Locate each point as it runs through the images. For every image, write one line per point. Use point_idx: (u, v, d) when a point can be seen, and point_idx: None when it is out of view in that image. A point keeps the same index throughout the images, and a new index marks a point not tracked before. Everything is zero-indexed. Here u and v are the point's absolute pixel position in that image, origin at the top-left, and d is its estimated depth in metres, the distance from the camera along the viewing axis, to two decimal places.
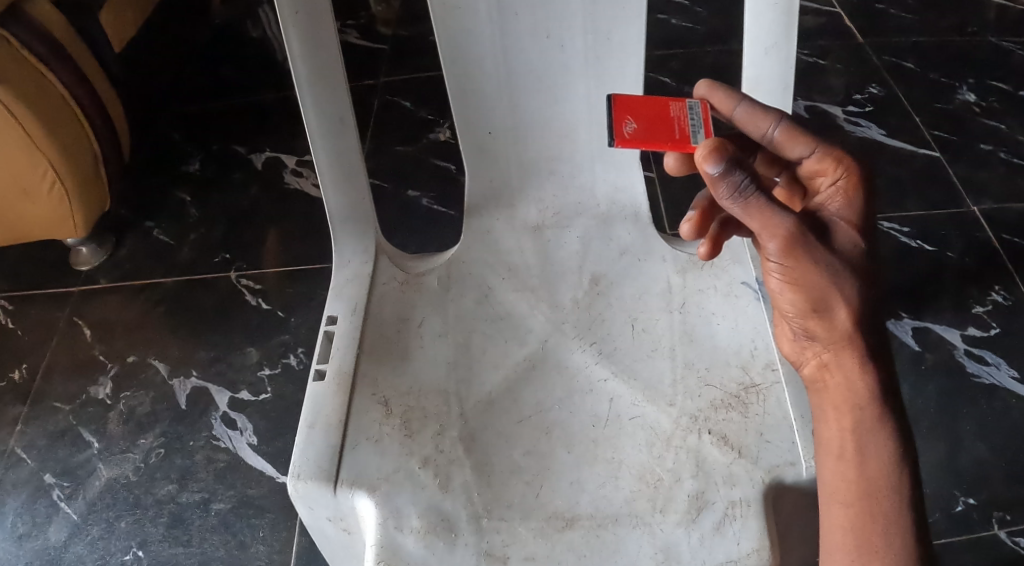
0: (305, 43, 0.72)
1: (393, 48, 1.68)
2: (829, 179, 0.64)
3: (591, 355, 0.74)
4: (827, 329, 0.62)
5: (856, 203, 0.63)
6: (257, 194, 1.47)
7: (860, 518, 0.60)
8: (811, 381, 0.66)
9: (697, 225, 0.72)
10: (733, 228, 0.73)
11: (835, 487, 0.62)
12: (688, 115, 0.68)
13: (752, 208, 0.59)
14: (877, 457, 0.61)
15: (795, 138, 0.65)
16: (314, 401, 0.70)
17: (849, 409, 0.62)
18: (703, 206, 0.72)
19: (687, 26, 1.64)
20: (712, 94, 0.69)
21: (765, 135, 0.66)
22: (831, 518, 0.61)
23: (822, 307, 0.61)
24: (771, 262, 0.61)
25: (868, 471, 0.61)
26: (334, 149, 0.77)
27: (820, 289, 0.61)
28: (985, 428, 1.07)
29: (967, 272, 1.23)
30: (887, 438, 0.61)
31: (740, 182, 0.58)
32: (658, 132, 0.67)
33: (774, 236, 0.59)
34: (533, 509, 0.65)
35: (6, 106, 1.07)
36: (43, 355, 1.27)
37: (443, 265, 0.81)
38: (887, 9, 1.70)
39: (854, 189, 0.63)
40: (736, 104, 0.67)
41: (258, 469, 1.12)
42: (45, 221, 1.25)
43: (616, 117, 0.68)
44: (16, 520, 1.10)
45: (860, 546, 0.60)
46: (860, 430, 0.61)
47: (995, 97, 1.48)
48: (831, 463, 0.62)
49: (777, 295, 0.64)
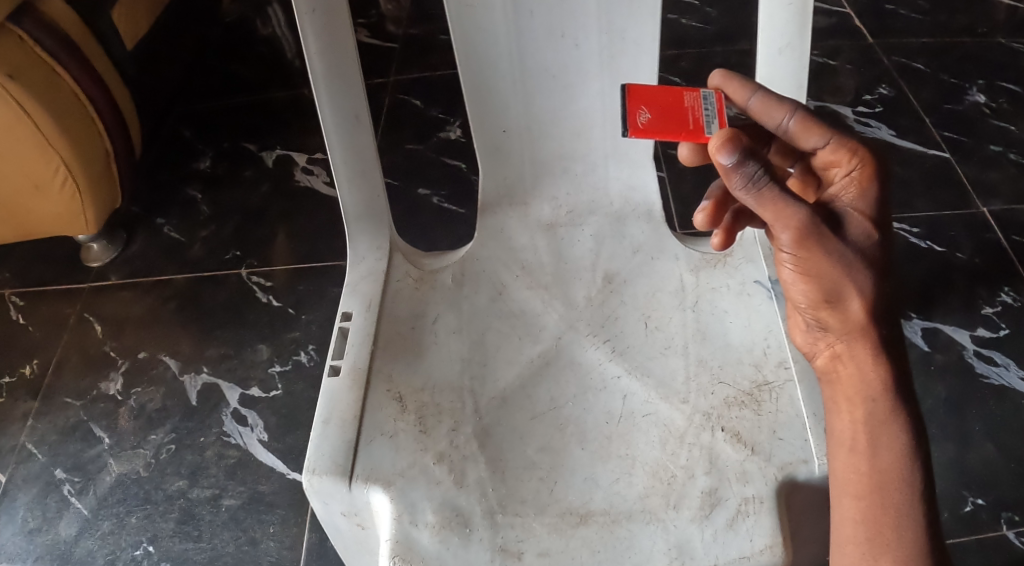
0: (321, 40, 0.72)
1: (403, 47, 1.69)
2: (843, 170, 0.63)
3: (604, 352, 0.74)
4: (839, 319, 0.63)
5: (870, 193, 0.62)
6: (267, 192, 1.48)
7: (871, 511, 0.60)
8: (823, 372, 0.66)
9: (712, 214, 0.72)
10: (746, 219, 0.73)
11: (846, 480, 0.62)
12: (702, 104, 0.69)
13: (765, 199, 0.59)
14: (889, 449, 0.61)
15: (810, 128, 0.64)
16: (329, 396, 0.71)
17: (862, 401, 0.62)
18: (717, 196, 0.72)
19: (697, 26, 1.64)
20: (726, 84, 0.69)
21: (780, 126, 0.66)
22: (843, 510, 0.62)
23: (835, 298, 0.62)
24: (784, 253, 0.62)
25: (879, 464, 0.61)
26: (349, 145, 0.78)
27: (832, 279, 0.61)
28: (994, 429, 1.07)
29: (977, 273, 1.23)
30: (900, 430, 0.61)
31: (754, 173, 0.58)
32: (671, 120, 0.68)
33: (787, 227, 0.60)
34: (547, 505, 0.65)
35: (18, 102, 1.08)
36: (54, 351, 1.28)
37: (456, 263, 0.81)
38: (897, 9, 1.69)
39: (868, 180, 0.62)
40: (750, 94, 0.67)
41: (269, 465, 1.13)
42: (56, 218, 1.26)
43: (630, 107, 0.68)
44: (27, 515, 1.11)
45: (871, 539, 0.60)
46: (872, 422, 0.62)
47: (1005, 98, 1.48)
48: (843, 454, 0.63)
49: (789, 285, 0.65)
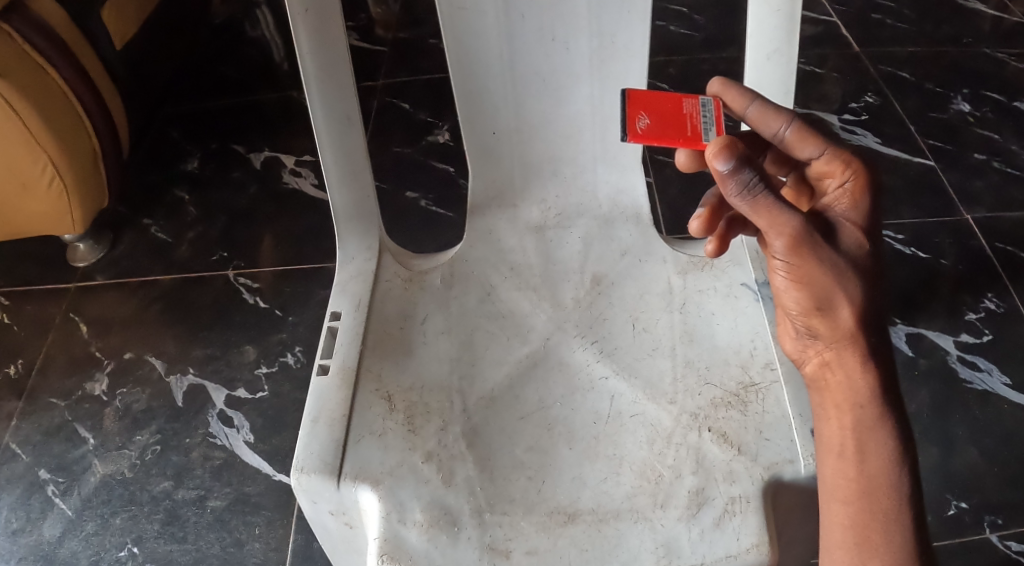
0: (314, 41, 0.73)
1: (394, 50, 1.69)
2: (836, 181, 0.65)
3: (592, 353, 0.74)
4: (829, 328, 0.63)
5: (862, 204, 0.63)
6: (255, 193, 1.47)
7: (859, 516, 0.61)
8: (812, 379, 0.66)
9: (706, 222, 0.72)
10: (740, 227, 0.74)
11: (835, 485, 0.63)
12: (700, 111, 0.70)
13: (759, 206, 0.60)
14: (877, 455, 0.62)
15: (804, 139, 0.66)
16: (318, 394, 0.71)
17: (851, 408, 0.63)
18: (712, 203, 0.72)
19: (686, 33, 1.66)
20: (724, 92, 0.70)
21: (777, 134, 0.67)
22: (832, 516, 0.62)
23: (826, 306, 0.62)
24: (777, 260, 0.62)
25: (868, 469, 0.62)
26: (340, 146, 0.78)
27: (824, 288, 0.61)
28: (978, 433, 1.08)
29: (960, 279, 1.24)
30: (888, 437, 0.62)
31: (749, 180, 0.59)
32: (670, 126, 0.69)
33: (781, 234, 0.60)
34: (535, 504, 0.66)
35: (5, 97, 1.07)
36: (39, 350, 1.27)
37: (445, 264, 0.81)
38: (884, 19, 1.72)
39: (861, 191, 0.63)
40: (748, 103, 0.68)
41: (255, 466, 1.13)
42: (43, 217, 1.25)
43: (629, 113, 0.69)
44: (9, 515, 1.10)
45: (859, 544, 0.61)
46: (860, 428, 0.62)
47: (989, 107, 1.50)
48: (831, 460, 0.63)
49: (780, 293, 0.65)
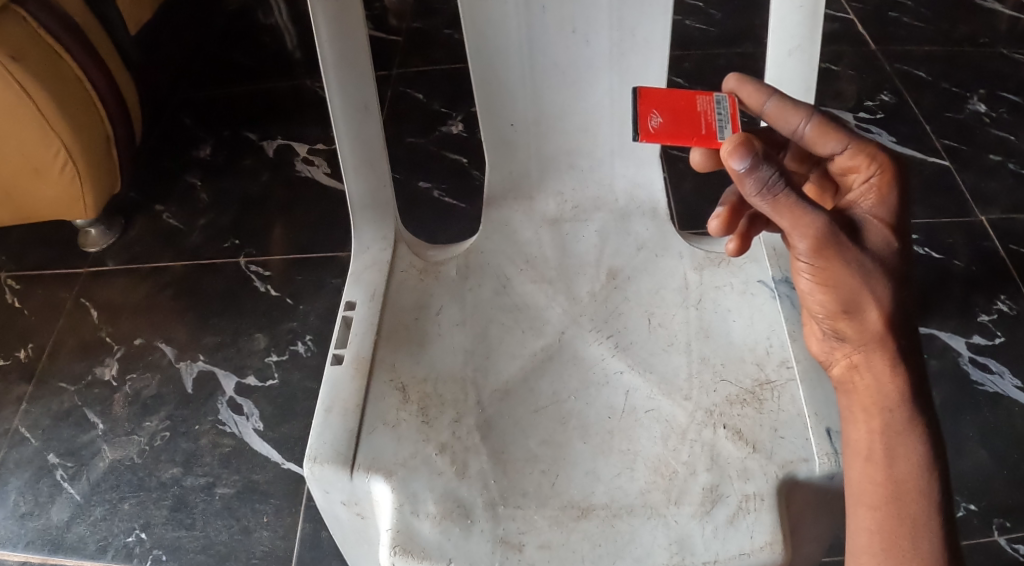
0: (333, 28, 0.72)
1: (408, 40, 1.68)
2: (862, 176, 0.64)
3: (607, 347, 0.74)
4: (856, 330, 0.63)
5: (889, 200, 0.62)
6: (267, 181, 1.47)
7: (886, 522, 0.61)
8: (839, 381, 0.66)
9: (725, 221, 0.72)
10: (761, 224, 0.73)
11: (862, 489, 0.62)
12: (714, 108, 0.69)
13: (781, 206, 0.59)
14: (906, 459, 0.62)
15: (825, 133, 0.65)
16: (332, 384, 0.71)
17: (879, 412, 0.63)
18: (732, 201, 0.71)
19: (701, 28, 1.65)
20: (740, 87, 0.69)
21: (796, 130, 0.66)
22: (858, 520, 0.62)
23: (852, 308, 0.62)
24: (801, 262, 0.62)
25: (897, 474, 0.62)
26: (357, 136, 0.78)
27: (850, 290, 0.61)
28: (987, 436, 1.08)
29: (974, 280, 1.23)
30: (917, 441, 0.62)
31: (768, 177, 0.59)
32: (683, 125, 0.69)
33: (804, 235, 0.60)
34: (549, 498, 0.66)
35: (18, 82, 1.07)
36: (49, 334, 1.27)
37: (461, 255, 0.81)
38: (901, 17, 1.70)
39: (887, 186, 0.62)
40: (765, 98, 0.67)
41: (263, 454, 1.13)
42: (55, 202, 1.25)
43: (641, 111, 0.69)
44: (19, 499, 1.10)
45: (887, 549, 0.61)
46: (888, 432, 0.62)
47: (1005, 108, 1.49)
48: (859, 464, 0.63)
49: (806, 295, 0.64)
